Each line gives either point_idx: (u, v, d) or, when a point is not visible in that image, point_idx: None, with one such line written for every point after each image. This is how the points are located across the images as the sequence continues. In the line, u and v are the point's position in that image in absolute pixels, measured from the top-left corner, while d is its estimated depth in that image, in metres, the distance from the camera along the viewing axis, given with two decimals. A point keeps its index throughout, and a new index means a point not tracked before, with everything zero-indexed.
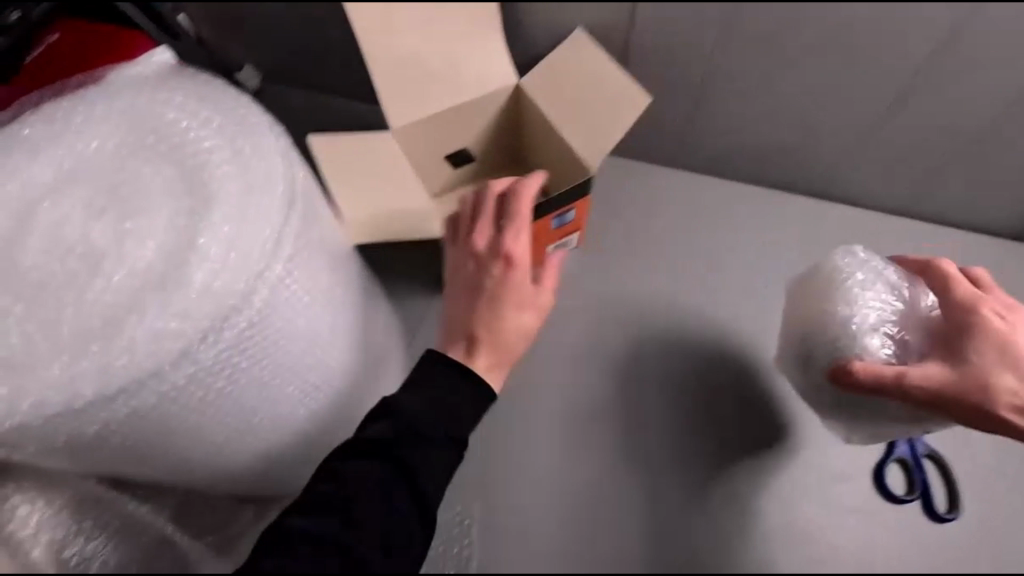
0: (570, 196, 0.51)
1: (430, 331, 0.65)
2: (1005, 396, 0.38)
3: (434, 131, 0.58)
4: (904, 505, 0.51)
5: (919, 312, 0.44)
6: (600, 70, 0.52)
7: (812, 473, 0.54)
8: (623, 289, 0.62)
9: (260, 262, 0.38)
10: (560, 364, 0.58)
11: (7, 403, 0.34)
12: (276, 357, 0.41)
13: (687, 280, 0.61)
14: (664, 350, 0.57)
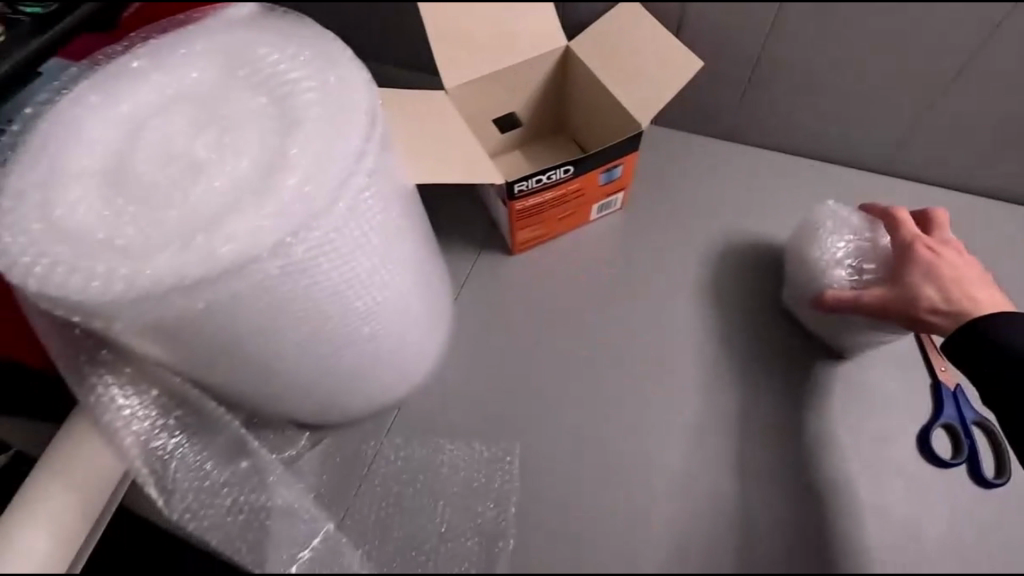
0: (618, 150, 0.64)
1: (478, 278, 0.74)
2: (931, 301, 0.56)
3: (487, 94, 0.73)
4: (951, 469, 0.59)
5: (878, 246, 0.62)
6: (638, 44, 0.68)
7: (854, 430, 0.61)
8: (656, 245, 0.74)
9: (346, 170, 0.40)
10: (603, 298, 0.71)
11: (127, 279, 0.37)
12: (347, 269, 0.43)
13: (716, 238, 0.74)
14: (701, 293, 0.71)
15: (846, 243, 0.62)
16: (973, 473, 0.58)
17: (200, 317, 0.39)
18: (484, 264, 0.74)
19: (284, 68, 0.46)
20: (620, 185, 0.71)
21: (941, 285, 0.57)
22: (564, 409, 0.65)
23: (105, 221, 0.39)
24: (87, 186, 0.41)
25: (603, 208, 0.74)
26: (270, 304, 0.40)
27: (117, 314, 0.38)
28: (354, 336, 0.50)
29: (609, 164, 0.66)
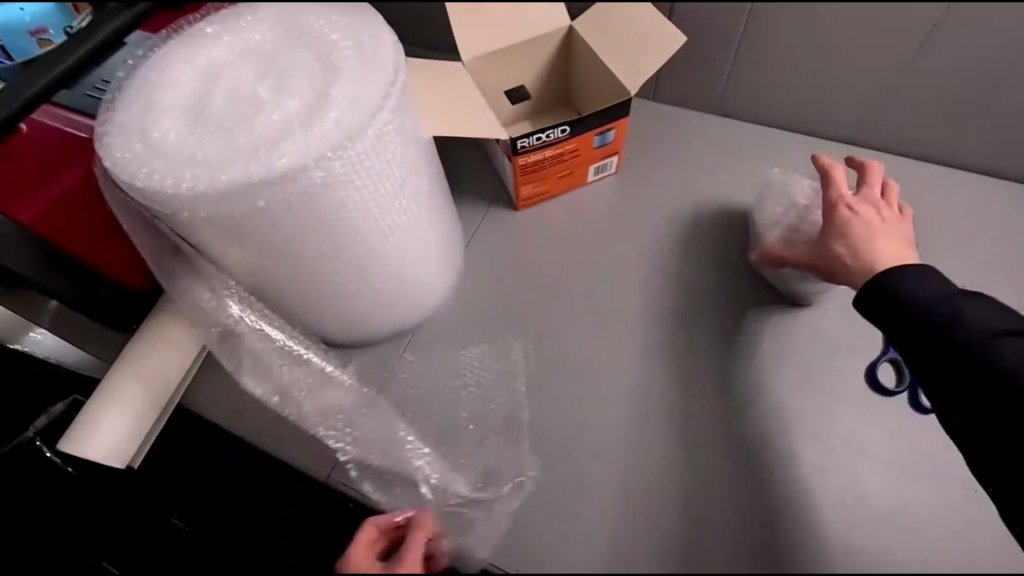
0: (609, 115, 0.74)
1: (488, 229, 0.84)
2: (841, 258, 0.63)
3: (499, 68, 0.83)
4: (894, 396, 0.69)
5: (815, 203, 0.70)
6: (628, 26, 0.78)
7: (809, 361, 0.70)
8: (648, 206, 0.84)
9: (374, 105, 0.51)
10: (597, 250, 0.81)
11: (209, 182, 0.48)
12: (375, 186, 0.54)
13: (701, 202, 0.84)
14: (682, 247, 0.81)
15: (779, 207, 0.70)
16: (912, 401, 0.68)
17: (261, 215, 0.50)
18: (491, 218, 0.85)
19: (329, 31, 0.57)
20: (615, 148, 0.80)
21: (851, 240, 0.62)
22: (556, 338, 0.75)
23: (191, 144, 0.51)
24: (176, 119, 0.53)
25: (599, 170, 0.84)
26: (310, 209, 0.51)
27: (200, 210, 0.50)
28: (379, 255, 0.61)
29: (604, 127, 0.76)
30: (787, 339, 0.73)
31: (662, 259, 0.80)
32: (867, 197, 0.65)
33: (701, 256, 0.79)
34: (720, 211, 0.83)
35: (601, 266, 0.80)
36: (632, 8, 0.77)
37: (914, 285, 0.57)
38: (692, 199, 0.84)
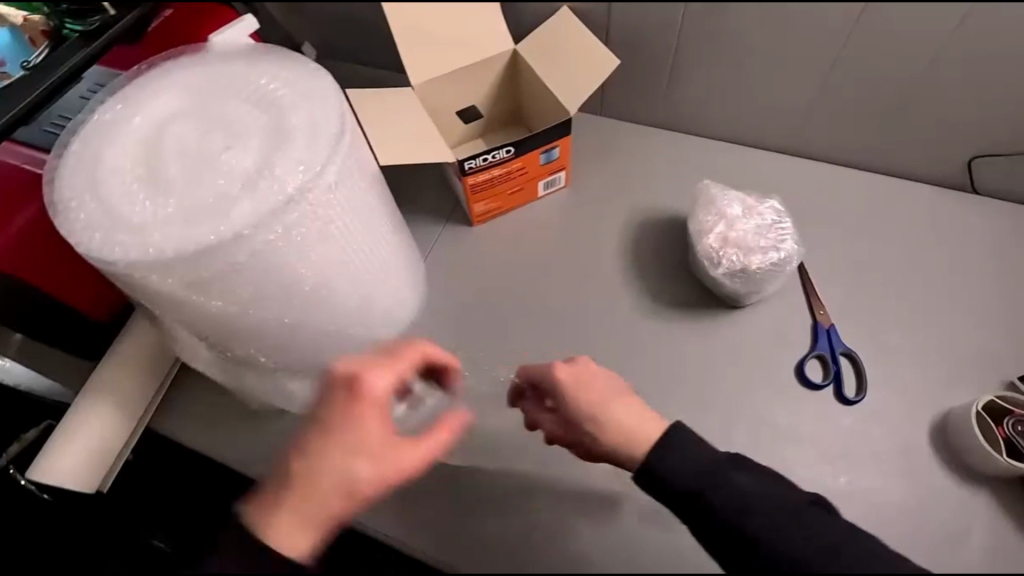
0: (553, 136, 0.79)
1: (443, 246, 0.88)
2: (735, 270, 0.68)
3: (447, 91, 0.87)
4: (821, 389, 0.73)
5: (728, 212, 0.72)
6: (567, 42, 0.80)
7: (744, 359, 0.75)
8: (596, 220, 0.89)
9: (324, 153, 0.56)
10: (546, 262, 0.86)
11: (174, 247, 0.52)
12: (335, 228, 0.59)
13: (645, 211, 0.89)
14: (629, 256, 0.85)
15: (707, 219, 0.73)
16: (838, 394, 0.72)
17: (231, 271, 0.54)
18: (449, 234, 0.88)
19: (271, 79, 0.61)
20: (562, 164, 0.85)
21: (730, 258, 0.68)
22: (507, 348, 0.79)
23: (146, 211, 0.54)
24: (125, 182, 0.55)
25: (548, 185, 0.89)
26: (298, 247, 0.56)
27: (166, 274, 0.54)
28: (359, 285, 0.65)
29: (548, 147, 0.81)
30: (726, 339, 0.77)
31: (610, 268, 0.85)
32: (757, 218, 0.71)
33: (646, 264, 0.84)
34: (665, 220, 0.88)
35: (553, 278, 0.85)
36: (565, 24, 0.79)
37: (677, 464, 0.54)
38: (639, 209, 0.88)
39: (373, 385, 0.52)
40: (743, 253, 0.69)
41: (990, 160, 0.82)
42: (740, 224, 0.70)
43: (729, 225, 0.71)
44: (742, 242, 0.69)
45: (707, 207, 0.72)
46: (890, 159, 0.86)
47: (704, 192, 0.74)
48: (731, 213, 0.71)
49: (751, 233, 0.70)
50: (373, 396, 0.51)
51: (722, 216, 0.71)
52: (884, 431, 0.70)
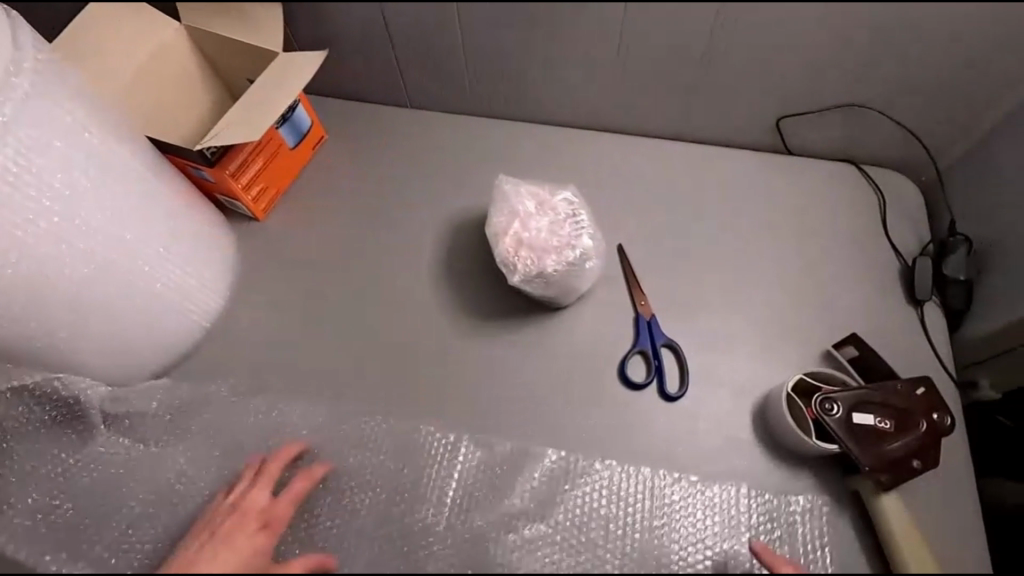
0: (193, 161, 0.68)
1: (240, 267, 0.76)
2: (644, 306, 0.71)
3: (215, 48, 0.77)
4: (645, 390, 0.68)
5: (519, 211, 0.64)
6: (285, 88, 0.66)
7: (569, 350, 0.70)
8: (416, 217, 0.80)
9: (9, 66, 0.46)
10: (363, 271, 0.77)
11: None
12: (52, 172, 0.48)
13: (466, 199, 0.81)
14: (453, 252, 0.77)
15: (507, 218, 0.64)
16: (660, 391, 0.67)
17: None
18: (244, 247, 0.78)
19: None
20: (226, 188, 0.74)
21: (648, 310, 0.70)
22: (321, 381, 0.70)
23: None
24: None
25: (231, 206, 0.78)
26: (84, 264, 0.53)
27: None
28: (122, 251, 0.56)
29: (196, 165, 0.69)
30: (556, 332, 0.71)
31: (433, 272, 0.76)
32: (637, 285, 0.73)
33: (471, 267, 0.76)
34: (472, 222, 0.79)
35: (374, 284, 0.76)
36: (303, 70, 0.67)
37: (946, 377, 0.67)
38: (461, 210, 0.80)
39: (275, 517, 0.56)
40: (535, 255, 0.61)
41: (797, 122, 0.76)
42: (535, 219, 0.63)
43: (526, 225, 0.63)
44: (536, 242, 0.62)
45: (501, 205, 0.64)
46: (707, 129, 0.80)
47: (497, 193, 0.65)
48: (529, 208, 0.64)
49: (548, 230, 0.63)
50: (259, 518, 0.55)
51: (515, 215, 0.64)
52: (703, 415, 0.67)
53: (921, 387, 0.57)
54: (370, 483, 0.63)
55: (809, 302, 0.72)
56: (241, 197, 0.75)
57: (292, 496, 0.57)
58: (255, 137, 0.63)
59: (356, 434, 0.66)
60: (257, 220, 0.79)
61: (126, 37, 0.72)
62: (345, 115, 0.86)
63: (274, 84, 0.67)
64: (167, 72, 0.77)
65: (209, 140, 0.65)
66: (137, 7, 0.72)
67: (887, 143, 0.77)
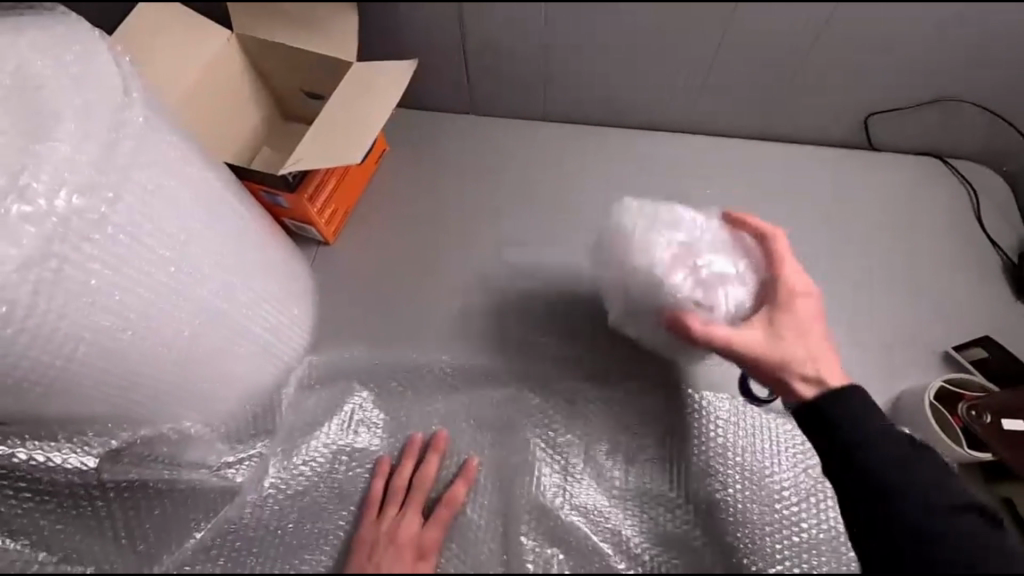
0: (270, 187, 0.62)
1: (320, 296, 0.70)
2: None
3: (275, 59, 0.71)
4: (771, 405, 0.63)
5: (683, 250, 0.54)
6: (377, 104, 0.61)
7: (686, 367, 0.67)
8: (500, 231, 0.75)
9: (116, 102, 0.40)
10: (453, 293, 0.71)
11: None
12: (168, 215, 0.43)
13: (551, 209, 0.76)
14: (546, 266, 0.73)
15: (666, 248, 0.54)
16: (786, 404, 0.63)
17: (19, 296, 0.37)
18: (320, 273, 0.72)
19: (13, 43, 0.41)
20: (300, 212, 0.67)
21: None
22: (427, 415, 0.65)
23: None
24: None
25: (301, 230, 0.71)
26: (197, 315, 0.47)
27: None
28: (228, 295, 0.51)
29: (272, 191, 0.63)
30: None
31: (528, 291, 0.71)
32: None
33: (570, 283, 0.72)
34: (557, 234, 0.75)
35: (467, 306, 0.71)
36: (394, 82, 0.62)
37: None
38: (548, 222, 0.76)
39: (428, 544, 0.51)
40: (720, 295, 0.54)
41: (886, 117, 0.74)
42: (704, 249, 0.55)
43: (694, 257, 0.54)
44: (715, 278, 0.54)
45: (649, 228, 0.55)
46: (791, 126, 0.77)
47: (624, 236, 0.55)
48: (686, 235, 0.55)
49: (722, 256, 0.55)
50: (414, 548, 0.50)
51: (673, 246, 0.54)
52: None
53: None
54: (489, 411, 0.63)
55: (918, 300, 0.70)
56: (316, 222, 0.69)
57: (439, 522, 0.53)
58: (355, 158, 0.58)
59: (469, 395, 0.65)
60: (327, 243, 0.73)
61: (179, 45, 0.64)
62: (406, 124, 0.81)
63: (359, 97, 0.62)
64: (224, 86, 0.70)
65: (295, 162, 0.58)
66: (180, 11, 0.65)
67: (976, 137, 0.75)
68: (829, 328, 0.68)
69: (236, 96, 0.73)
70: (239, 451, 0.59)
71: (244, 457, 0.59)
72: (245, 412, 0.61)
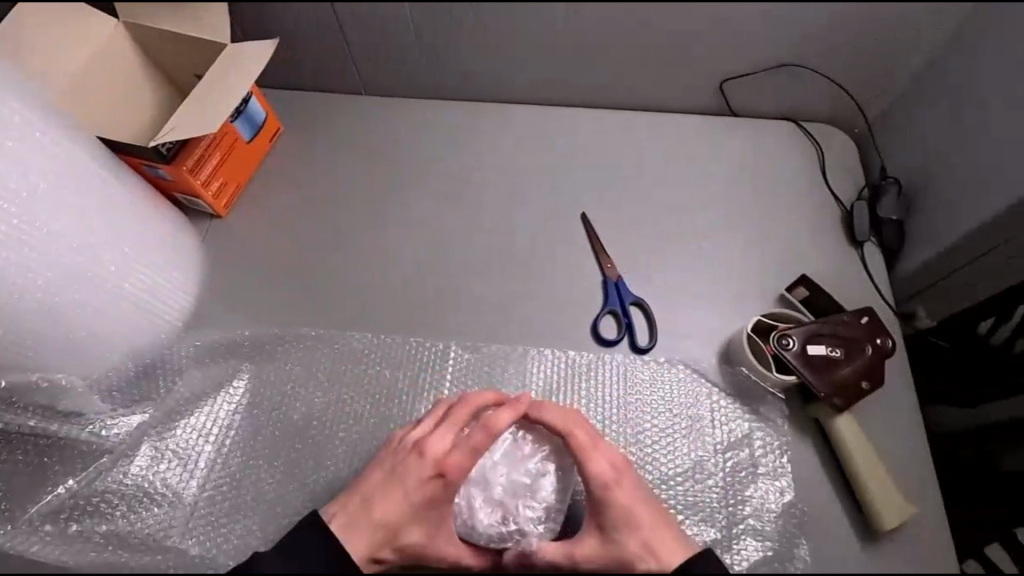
0: (147, 160, 0.67)
1: (211, 259, 0.74)
2: (611, 269, 0.72)
3: (161, 44, 0.75)
4: (618, 346, 0.69)
5: (476, 507, 0.55)
6: (241, 80, 0.66)
7: (553, 314, 0.71)
8: (385, 196, 0.79)
9: None
10: (337, 254, 0.75)
11: None
12: (11, 173, 0.49)
13: (434, 174, 0.81)
14: (427, 226, 0.77)
15: (470, 513, 0.54)
16: (631, 344, 0.69)
17: None
18: (213, 239, 0.76)
19: None
20: (184, 185, 0.72)
21: (614, 271, 0.72)
22: (308, 365, 0.69)
23: None
24: None
25: (191, 203, 0.76)
26: (51, 266, 0.53)
27: None
28: (86, 249, 0.55)
29: (151, 163, 0.68)
30: (537, 294, 0.72)
31: (409, 249, 0.76)
32: (602, 250, 0.74)
33: (449, 241, 0.76)
34: (438, 198, 0.79)
35: (351, 263, 0.75)
36: (257, 61, 0.67)
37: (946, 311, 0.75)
38: (430, 186, 0.80)
39: (452, 467, 0.54)
40: (519, 509, 0.55)
41: (738, 83, 0.80)
42: (498, 476, 0.56)
43: (489, 492, 0.55)
44: (505, 502, 0.55)
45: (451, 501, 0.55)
46: (657, 93, 0.82)
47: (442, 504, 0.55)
48: (471, 475, 0.56)
49: (503, 469, 0.56)
50: (433, 464, 0.54)
51: (475, 516, 0.55)
52: (676, 362, 0.68)
53: (864, 317, 0.62)
54: (370, 367, 0.68)
55: (775, 247, 0.74)
56: (201, 194, 0.74)
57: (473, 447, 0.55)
58: (215, 127, 0.63)
59: (350, 351, 0.69)
60: (219, 215, 0.78)
61: (58, 29, 0.68)
62: (299, 101, 0.85)
63: (228, 73, 0.67)
64: (110, 69, 0.74)
65: (166, 134, 0.63)
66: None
67: (828, 98, 0.81)
68: (685, 275, 0.73)
69: (124, 78, 0.76)
70: (118, 413, 0.64)
71: (121, 419, 0.64)
72: (130, 364, 0.65)
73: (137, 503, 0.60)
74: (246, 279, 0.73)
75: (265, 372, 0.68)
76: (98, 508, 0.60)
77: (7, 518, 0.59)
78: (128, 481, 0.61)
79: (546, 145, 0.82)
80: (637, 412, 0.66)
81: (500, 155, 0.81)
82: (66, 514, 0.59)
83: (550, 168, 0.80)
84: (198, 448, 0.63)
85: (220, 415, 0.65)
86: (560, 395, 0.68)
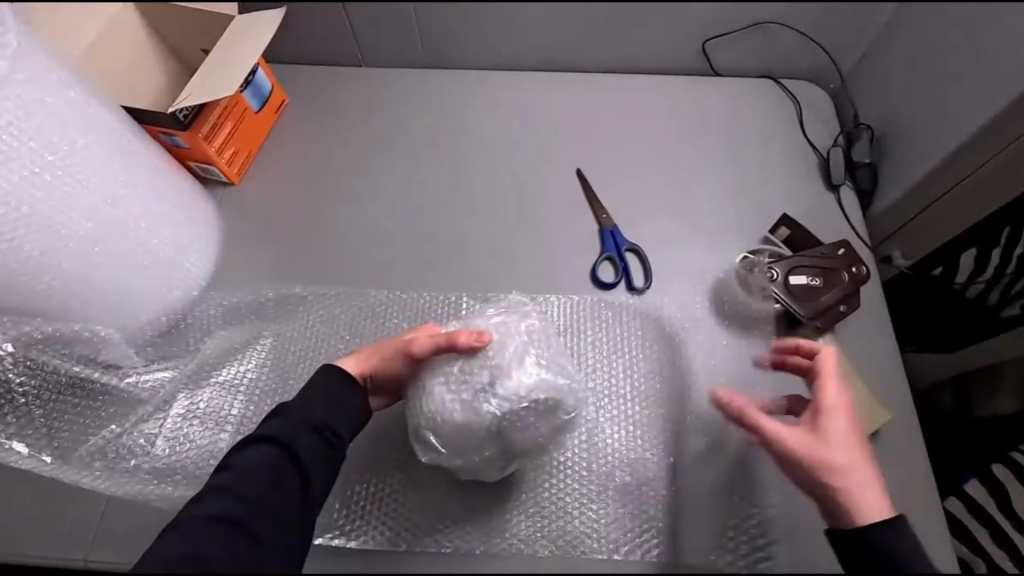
0: (166, 127, 0.71)
1: (229, 222, 0.78)
2: (605, 219, 0.77)
3: (170, 21, 0.78)
4: (614, 288, 0.74)
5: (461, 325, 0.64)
6: (254, 47, 0.69)
7: (557, 264, 0.76)
8: (391, 157, 0.84)
9: None
10: (348, 212, 0.79)
11: None
12: (42, 128, 0.52)
13: (436, 135, 0.85)
14: (433, 184, 0.82)
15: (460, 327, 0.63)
16: (628, 286, 0.74)
17: None
18: (231, 203, 0.80)
19: None
20: (199, 152, 0.76)
21: (608, 220, 0.77)
22: (331, 314, 0.73)
23: None
24: None
25: (205, 171, 0.80)
26: (87, 216, 0.57)
27: None
28: (116, 203, 0.59)
29: (168, 130, 0.71)
30: (542, 243, 0.77)
31: (415, 204, 0.80)
32: (596, 203, 0.79)
33: (456, 198, 0.81)
34: (441, 158, 0.84)
35: (364, 217, 0.79)
36: (268, 29, 0.71)
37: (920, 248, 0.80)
38: (433, 146, 0.84)
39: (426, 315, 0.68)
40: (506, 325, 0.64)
41: (720, 42, 0.85)
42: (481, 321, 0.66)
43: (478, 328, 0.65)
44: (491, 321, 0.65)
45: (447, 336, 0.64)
46: (644, 55, 0.87)
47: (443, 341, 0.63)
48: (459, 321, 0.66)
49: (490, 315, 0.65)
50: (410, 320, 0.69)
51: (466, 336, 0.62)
52: (674, 306, 0.73)
53: (840, 249, 0.68)
54: (393, 318, 0.73)
55: (758, 193, 0.80)
56: (215, 160, 0.77)
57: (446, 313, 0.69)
58: (231, 88, 0.66)
59: (368, 307, 0.73)
60: (232, 182, 0.81)
61: None
62: (303, 75, 0.90)
63: (241, 41, 0.71)
64: (122, 47, 0.77)
65: (184, 99, 0.67)
66: None
67: (802, 54, 0.86)
68: (677, 222, 0.78)
69: (135, 54, 0.79)
70: (151, 367, 0.68)
71: (153, 371, 0.68)
72: (156, 320, 0.69)
73: (178, 442, 0.65)
74: (266, 240, 0.77)
75: (289, 329, 0.72)
76: (140, 447, 0.64)
77: (58, 454, 0.63)
78: (165, 427, 0.66)
79: (542, 105, 0.87)
80: (642, 356, 0.71)
81: (500, 118, 0.86)
82: (111, 454, 0.64)
83: (547, 128, 0.85)
84: (229, 397, 0.67)
85: (251, 368, 0.70)
86: (580, 327, 0.72)
